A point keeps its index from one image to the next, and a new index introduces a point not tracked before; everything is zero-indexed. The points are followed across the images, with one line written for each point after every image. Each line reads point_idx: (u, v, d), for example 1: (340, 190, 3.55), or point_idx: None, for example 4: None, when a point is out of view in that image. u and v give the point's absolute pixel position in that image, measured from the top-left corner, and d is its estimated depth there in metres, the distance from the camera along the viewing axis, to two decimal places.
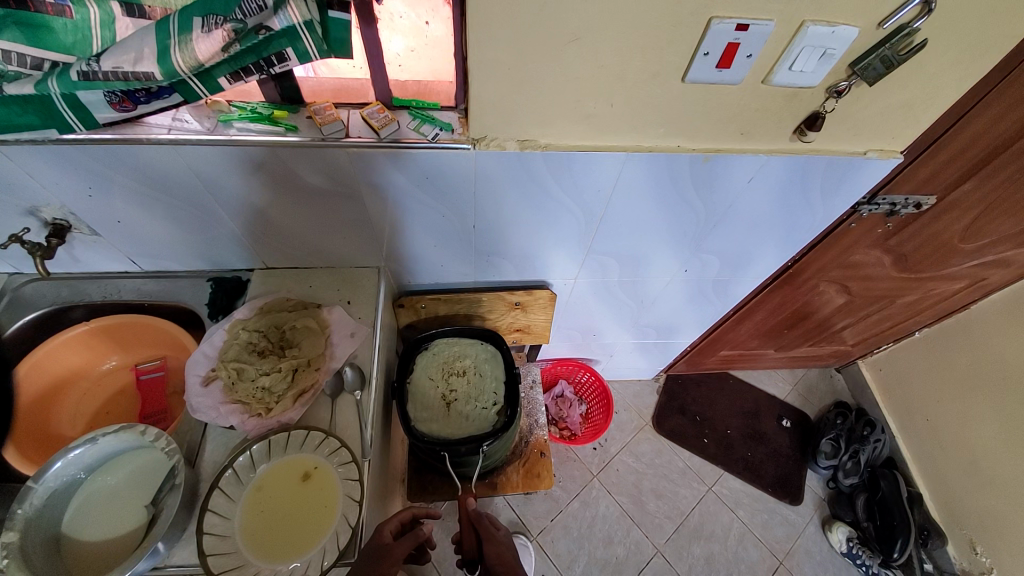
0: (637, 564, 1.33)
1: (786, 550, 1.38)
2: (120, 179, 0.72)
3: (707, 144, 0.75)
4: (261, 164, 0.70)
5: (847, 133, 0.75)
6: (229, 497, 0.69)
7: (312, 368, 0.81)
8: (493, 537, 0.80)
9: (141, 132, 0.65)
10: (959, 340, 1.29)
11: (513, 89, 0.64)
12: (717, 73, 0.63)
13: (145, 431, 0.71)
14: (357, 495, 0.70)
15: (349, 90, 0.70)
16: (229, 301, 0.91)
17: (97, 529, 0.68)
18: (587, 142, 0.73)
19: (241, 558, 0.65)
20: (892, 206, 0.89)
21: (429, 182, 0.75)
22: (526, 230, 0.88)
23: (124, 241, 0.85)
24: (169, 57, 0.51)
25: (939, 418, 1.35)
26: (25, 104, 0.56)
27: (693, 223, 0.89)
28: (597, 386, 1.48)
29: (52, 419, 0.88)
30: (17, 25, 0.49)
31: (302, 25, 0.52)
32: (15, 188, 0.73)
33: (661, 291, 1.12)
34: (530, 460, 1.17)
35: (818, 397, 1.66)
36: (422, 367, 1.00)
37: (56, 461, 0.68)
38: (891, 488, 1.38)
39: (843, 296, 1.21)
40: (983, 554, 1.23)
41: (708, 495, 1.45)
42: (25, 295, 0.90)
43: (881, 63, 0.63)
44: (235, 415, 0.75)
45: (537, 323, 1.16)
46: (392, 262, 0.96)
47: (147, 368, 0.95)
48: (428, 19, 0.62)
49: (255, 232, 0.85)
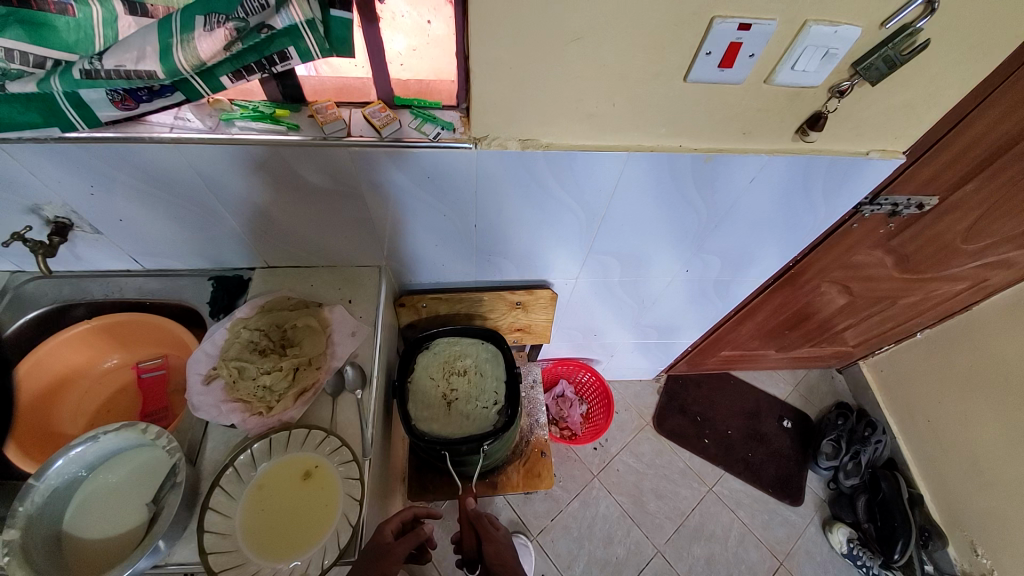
0: (636, 564, 1.33)
1: (786, 551, 1.38)
2: (123, 178, 0.72)
3: (708, 144, 0.75)
4: (263, 163, 0.70)
5: (849, 133, 0.75)
6: (229, 496, 0.69)
7: (313, 367, 0.81)
8: (493, 537, 0.80)
9: (143, 131, 0.65)
10: (960, 342, 1.28)
11: (515, 89, 0.64)
12: (719, 73, 0.63)
13: (146, 430, 0.71)
14: (357, 494, 0.70)
15: (350, 90, 0.70)
16: (230, 300, 0.91)
17: (98, 527, 0.68)
18: (588, 142, 0.73)
19: (240, 556, 0.65)
20: (894, 207, 0.89)
21: (430, 181, 0.75)
22: (527, 230, 0.88)
23: (126, 239, 0.86)
24: (172, 56, 0.51)
25: (940, 419, 1.35)
26: (27, 103, 0.56)
27: (694, 224, 0.89)
28: (597, 386, 1.48)
29: (53, 417, 0.88)
30: (19, 23, 0.49)
31: (304, 24, 0.52)
32: (17, 187, 0.73)
33: (662, 291, 1.11)
34: (530, 460, 1.17)
35: (819, 398, 1.66)
36: (423, 367, 1.00)
37: (57, 459, 0.68)
38: (892, 489, 1.37)
39: (845, 296, 1.21)
40: (983, 556, 1.23)
41: (708, 496, 1.45)
42: (27, 294, 0.90)
43: (883, 62, 0.63)
44: (236, 414, 0.75)
45: (538, 323, 1.16)
46: (392, 262, 0.96)
47: (148, 367, 0.95)
48: (430, 18, 0.62)
49: (257, 232, 0.85)
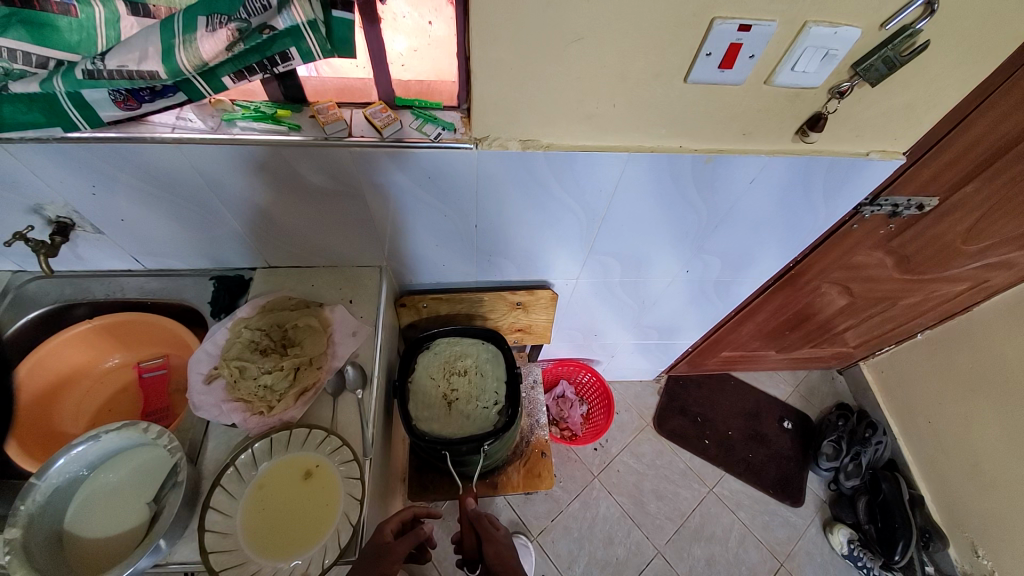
0: (637, 565, 1.32)
1: (787, 552, 1.38)
2: (125, 178, 0.72)
3: (708, 144, 0.75)
4: (264, 163, 0.70)
5: (849, 134, 0.75)
6: (229, 495, 0.69)
7: (314, 367, 0.81)
8: (493, 537, 0.80)
9: (145, 132, 0.65)
10: (961, 343, 1.28)
11: (515, 89, 0.65)
12: (719, 73, 0.63)
13: (147, 429, 0.71)
14: (358, 494, 0.70)
15: (352, 90, 0.70)
16: (231, 300, 0.91)
17: (99, 526, 0.69)
18: (589, 143, 0.73)
19: (241, 555, 0.65)
20: (894, 208, 0.89)
21: (430, 182, 0.76)
22: (527, 230, 0.88)
23: (128, 239, 0.86)
24: (174, 57, 0.51)
25: (941, 420, 1.35)
26: (30, 103, 0.57)
27: (695, 224, 0.89)
28: (597, 386, 1.48)
29: (54, 417, 0.88)
30: (22, 24, 0.49)
31: (306, 25, 0.52)
32: (19, 187, 0.73)
33: (662, 291, 1.11)
34: (530, 460, 1.17)
35: (819, 398, 1.66)
36: (423, 366, 1.00)
37: (59, 458, 0.68)
38: (892, 490, 1.37)
39: (845, 297, 1.20)
40: (983, 557, 1.23)
41: (708, 497, 1.45)
42: (29, 293, 0.91)
43: (883, 64, 0.63)
44: (237, 413, 0.76)
45: (538, 323, 1.16)
46: (393, 262, 0.96)
47: (149, 366, 0.95)
48: (431, 19, 0.62)
49: (258, 232, 0.85)
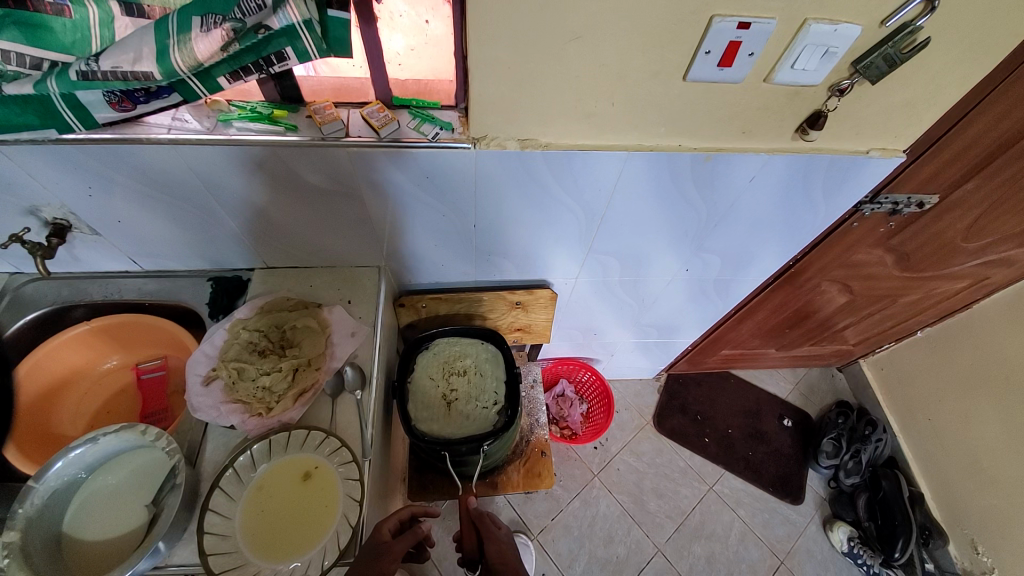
0: (637, 564, 1.33)
1: (786, 550, 1.38)
2: (122, 179, 0.72)
3: (707, 143, 0.75)
4: (261, 164, 0.70)
5: (849, 132, 0.75)
6: (229, 497, 0.69)
7: (312, 368, 0.81)
8: (493, 537, 0.80)
9: (140, 132, 0.65)
10: (960, 341, 1.28)
11: (514, 89, 0.64)
12: (719, 72, 0.63)
13: (145, 431, 0.71)
14: (357, 495, 0.70)
15: (349, 90, 0.70)
16: (230, 301, 0.91)
17: (98, 529, 0.68)
18: (587, 142, 0.73)
19: (241, 557, 0.65)
20: (895, 205, 0.89)
21: (429, 181, 0.75)
22: (526, 228, 0.88)
23: (125, 241, 0.86)
24: (169, 57, 0.51)
25: (940, 417, 1.35)
26: (25, 104, 0.56)
27: (695, 223, 0.89)
28: (597, 385, 1.48)
29: (53, 419, 0.88)
30: (16, 25, 0.49)
31: (302, 24, 0.52)
32: (14, 188, 0.73)
33: (662, 290, 1.11)
34: (530, 459, 1.16)
35: (819, 396, 1.66)
36: (423, 367, 1.00)
37: (57, 460, 0.68)
38: (892, 488, 1.38)
39: (845, 295, 1.20)
40: (983, 554, 1.23)
41: (709, 495, 1.45)
42: (26, 295, 0.90)
43: (883, 61, 0.62)
44: (235, 415, 0.75)
45: (538, 323, 1.16)
46: (391, 262, 0.95)
47: (148, 368, 0.95)
48: (429, 18, 0.62)
49: (255, 232, 0.85)
